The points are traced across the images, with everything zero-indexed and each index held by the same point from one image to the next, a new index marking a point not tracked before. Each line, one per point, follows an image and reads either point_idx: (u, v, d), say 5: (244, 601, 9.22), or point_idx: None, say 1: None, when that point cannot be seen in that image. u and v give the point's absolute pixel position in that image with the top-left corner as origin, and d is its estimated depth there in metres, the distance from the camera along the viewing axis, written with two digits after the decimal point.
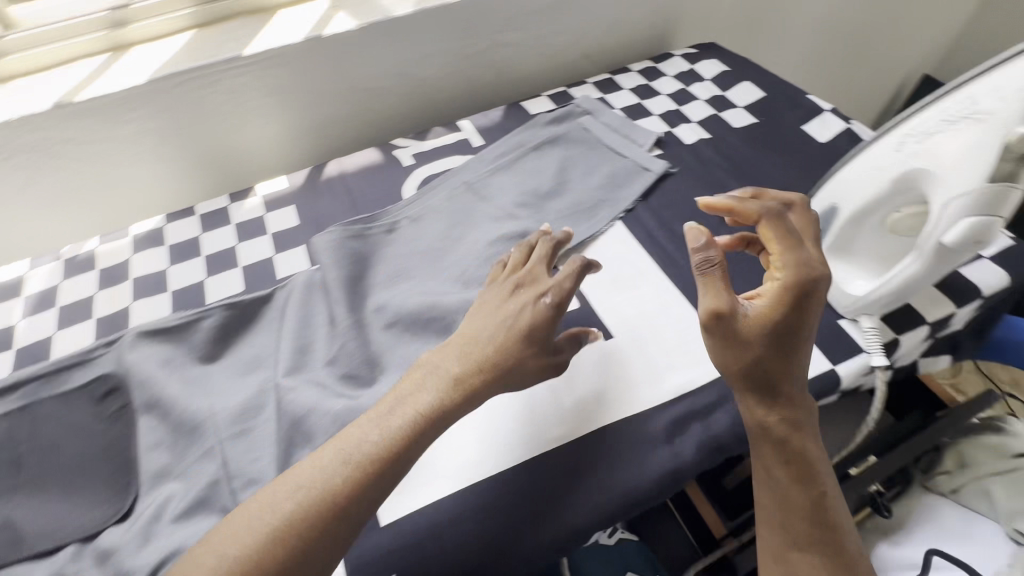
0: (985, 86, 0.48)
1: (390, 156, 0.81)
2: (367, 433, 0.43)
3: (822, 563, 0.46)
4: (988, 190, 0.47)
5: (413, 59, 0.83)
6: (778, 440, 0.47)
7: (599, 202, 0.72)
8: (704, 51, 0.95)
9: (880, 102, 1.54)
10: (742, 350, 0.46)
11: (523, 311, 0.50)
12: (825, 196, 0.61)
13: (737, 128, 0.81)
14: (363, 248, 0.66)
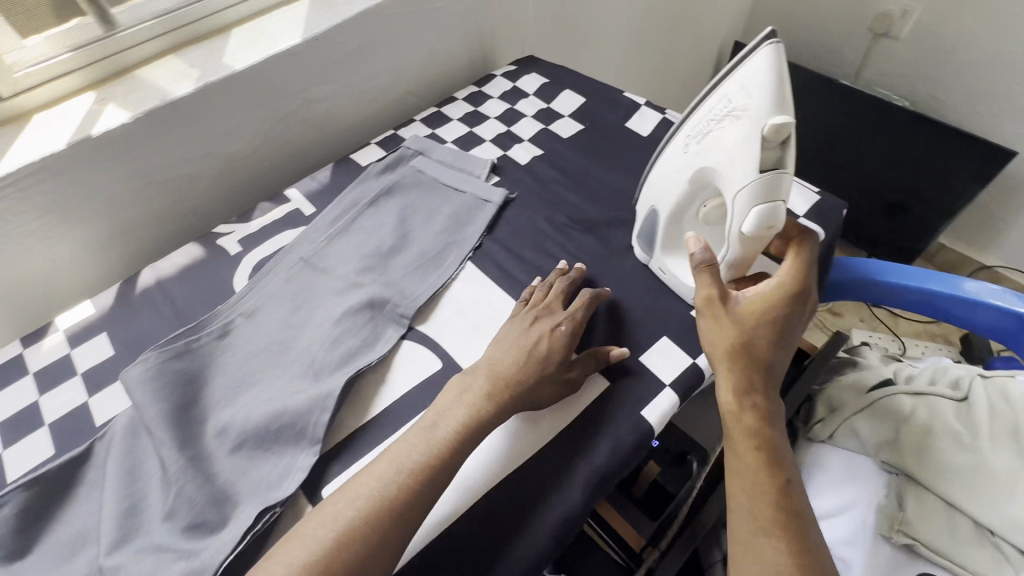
0: (735, 83, 0.52)
1: (214, 247, 0.73)
2: (413, 449, 0.47)
3: (787, 554, 0.43)
4: (761, 179, 0.50)
5: (214, 137, 0.76)
6: (749, 425, 0.48)
7: (445, 246, 0.69)
8: (523, 65, 0.95)
9: (707, 72, 1.66)
10: (731, 326, 0.51)
11: (544, 336, 0.54)
12: (647, 199, 0.64)
13: (566, 138, 0.82)
14: (191, 366, 0.58)
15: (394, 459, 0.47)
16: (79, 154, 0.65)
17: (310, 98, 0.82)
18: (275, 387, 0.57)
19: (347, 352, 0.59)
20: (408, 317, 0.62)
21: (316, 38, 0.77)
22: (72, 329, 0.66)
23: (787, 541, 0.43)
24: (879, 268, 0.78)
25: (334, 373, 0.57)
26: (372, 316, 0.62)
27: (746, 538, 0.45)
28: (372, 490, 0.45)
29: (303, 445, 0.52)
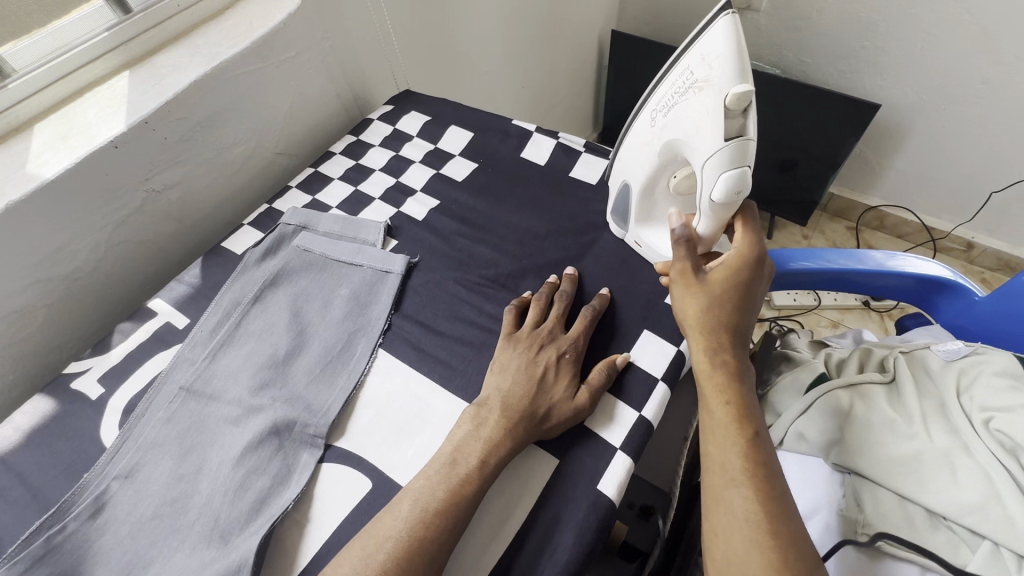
0: (696, 54, 0.46)
1: (69, 395, 0.60)
2: (437, 485, 0.46)
3: (757, 505, 0.41)
4: (726, 152, 0.45)
5: (40, 260, 0.62)
6: (718, 383, 0.48)
7: (351, 336, 0.61)
8: (399, 104, 0.88)
9: (591, 65, 1.66)
10: (698, 295, 0.52)
11: (548, 364, 0.54)
12: (619, 172, 0.60)
13: (461, 182, 0.76)
14: (56, 572, 0.47)
15: (410, 498, 0.46)
16: None
17: (155, 187, 0.70)
18: (170, 567, 0.47)
19: (256, 499, 0.50)
20: (323, 436, 0.54)
21: (145, 120, 0.65)
22: None
23: (759, 492, 0.42)
24: (790, 256, 0.80)
25: (245, 531, 0.48)
26: (279, 443, 0.54)
27: (717, 492, 0.44)
28: (398, 523, 0.44)
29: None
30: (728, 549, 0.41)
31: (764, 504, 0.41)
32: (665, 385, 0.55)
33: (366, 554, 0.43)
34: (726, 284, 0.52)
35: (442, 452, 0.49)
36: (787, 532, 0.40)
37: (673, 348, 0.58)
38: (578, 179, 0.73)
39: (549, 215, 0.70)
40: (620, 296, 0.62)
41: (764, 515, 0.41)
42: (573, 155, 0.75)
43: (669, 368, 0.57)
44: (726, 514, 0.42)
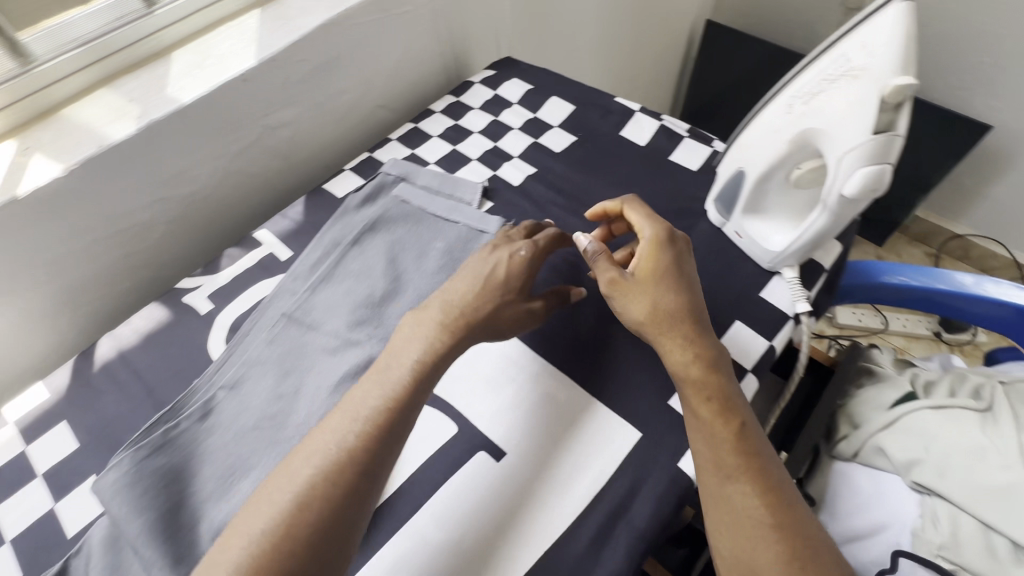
0: (855, 42, 0.45)
1: (181, 306, 0.65)
2: (371, 395, 0.47)
3: (756, 499, 0.42)
4: (873, 142, 0.44)
5: (165, 179, 0.67)
6: (698, 377, 0.47)
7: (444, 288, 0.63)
8: (502, 70, 0.88)
9: (679, 52, 1.61)
10: (639, 296, 0.51)
11: (502, 264, 0.55)
12: (732, 160, 0.59)
13: (559, 153, 0.76)
14: (173, 462, 0.51)
15: (288, 480, 0.42)
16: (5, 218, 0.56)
17: (271, 124, 0.73)
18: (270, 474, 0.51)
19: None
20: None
21: (273, 58, 0.68)
22: (24, 421, 0.58)
23: (759, 481, 0.43)
24: (883, 268, 0.78)
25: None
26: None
27: (715, 491, 0.44)
28: (283, 498, 0.41)
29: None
30: (740, 546, 0.42)
31: (765, 492, 0.43)
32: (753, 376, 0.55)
33: (264, 526, 0.40)
34: (661, 275, 0.52)
35: (323, 429, 0.45)
36: (791, 515, 0.42)
37: (764, 343, 0.57)
38: (678, 163, 0.73)
39: (646, 195, 0.70)
40: (713, 284, 0.62)
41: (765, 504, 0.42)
42: (676, 139, 0.74)
43: (759, 361, 0.56)
44: (731, 513, 0.43)
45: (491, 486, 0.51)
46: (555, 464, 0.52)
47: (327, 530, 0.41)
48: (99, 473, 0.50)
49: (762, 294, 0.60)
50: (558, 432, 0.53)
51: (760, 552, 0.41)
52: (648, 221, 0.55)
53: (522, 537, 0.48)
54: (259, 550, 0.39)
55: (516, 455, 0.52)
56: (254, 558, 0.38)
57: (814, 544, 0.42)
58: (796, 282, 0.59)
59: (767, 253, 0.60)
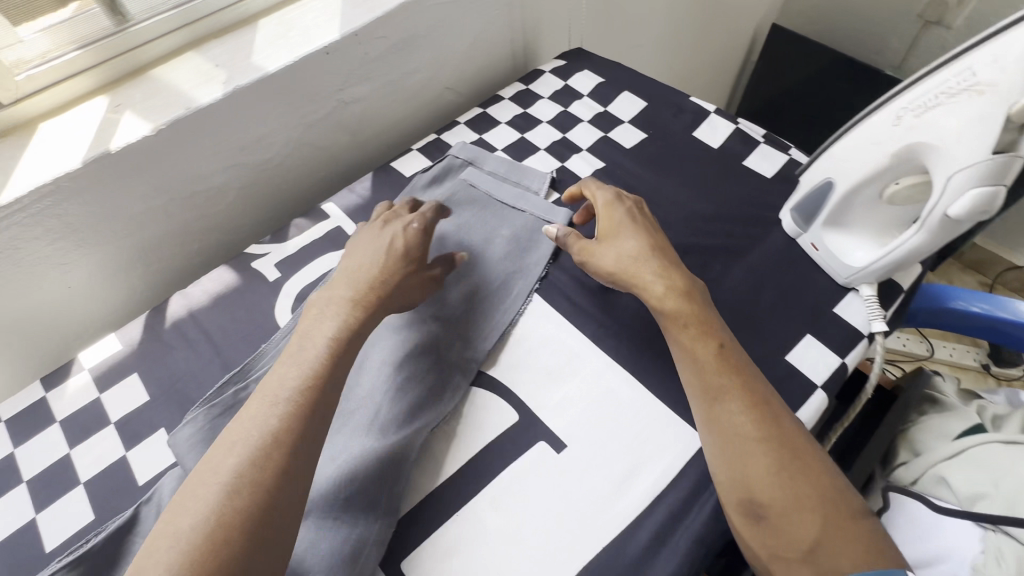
0: (982, 56, 0.43)
1: (249, 272, 0.66)
2: (288, 375, 0.48)
3: (747, 413, 0.46)
4: (990, 163, 0.42)
5: (242, 146, 0.68)
6: (676, 308, 0.52)
7: (508, 275, 0.64)
8: (572, 60, 0.87)
9: (739, 55, 1.57)
10: (610, 249, 0.57)
11: (398, 237, 0.58)
12: (820, 168, 0.57)
13: (629, 149, 0.75)
14: None
15: (217, 475, 0.42)
16: (95, 171, 0.58)
17: (345, 99, 0.74)
18: (334, 443, 0.52)
19: (414, 405, 0.54)
20: (477, 362, 0.57)
21: (355, 33, 0.68)
22: (97, 369, 0.59)
23: (745, 399, 0.47)
24: (956, 294, 0.75)
25: (404, 432, 0.53)
26: (437, 358, 0.57)
27: (710, 413, 0.48)
28: (214, 494, 0.41)
29: (375, 515, 0.48)
30: (736, 463, 0.45)
31: (753, 410, 0.46)
32: (823, 392, 0.54)
33: (199, 520, 0.40)
34: (626, 225, 0.59)
35: (248, 416, 0.46)
36: (784, 429, 0.46)
37: (836, 360, 0.56)
38: (752, 169, 0.71)
39: (718, 199, 0.69)
40: (785, 295, 0.60)
41: (757, 417, 0.46)
42: (751, 144, 0.73)
43: (829, 377, 0.55)
44: (722, 432, 0.46)
45: (551, 477, 0.51)
46: (615, 461, 0.51)
47: (265, 518, 0.41)
48: (174, 427, 0.52)
49: (836, 309, 0.59)
50: (620, 430, 0.53)
51: (754, 465, 0.44)
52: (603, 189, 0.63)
53: (579, 529, 0.48)
54: (197, 546, 0.38)
55: (577, 449, 0.52)
56: (195, 556, 0.38)
57: (807, 454, 0.45)
58: (873, 300, 0.58)
59: (846, 268, 0.58)
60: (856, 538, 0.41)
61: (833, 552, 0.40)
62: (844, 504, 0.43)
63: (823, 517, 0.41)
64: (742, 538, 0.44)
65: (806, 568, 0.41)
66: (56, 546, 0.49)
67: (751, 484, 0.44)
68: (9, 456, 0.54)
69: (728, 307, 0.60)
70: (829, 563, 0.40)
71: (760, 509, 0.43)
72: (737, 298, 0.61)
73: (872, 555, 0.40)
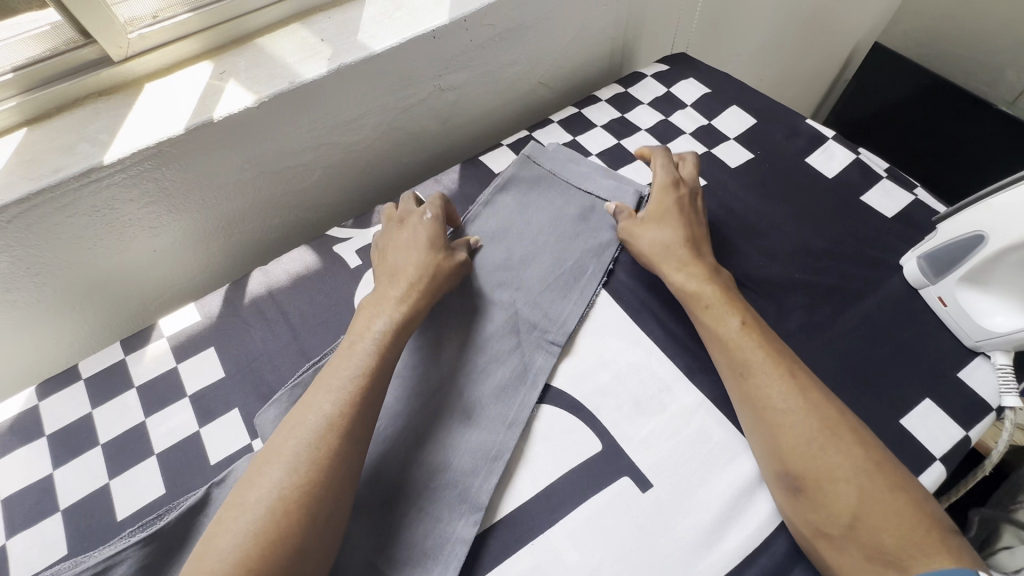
0: None
1: (331, 256, 0.64)
2: (349, 365, 0.48)
3: (780, 385, 0.48)
4: None
5: (335, 125, 0.66)
6: (699, 290, 0.55)
7: (585, 262, 0.62)
8: (676, 66, 0.82)
9: (832, 73, 1.47)
10: (648, 231, 0.59)
11: (419, 232, 0.58)
12: (968, 219, 0.52)
13: (734, 169, 0.70)
14: None
15: (259, 486, 0.41)
16: (196, 139, 0.56)
17: (441, 86, 0.71)
18: (422, 427, 0.52)
19: (498, 385, 0.54)
20: (559, 345, 0.56)
21: (464, 18, 0.65)
22: (175, 338, 0.59)
23: (774, 374, 0.48)
24: None
25: (489, 418, 0.52)
26: (518, 339, 0.57)
27: (745, 389, 0.49)
28: (258, 504, 0.40)
29: (462, 512, 0.48)
30: (769, 437, 0.47)
31: (783, 383, 0.48)
32: (943, 466, 0.49)
33: (239, 534, 0.39)
34: (668, 210, 0.60)
35: (304, 404, 0.46)
36: (818, 403, 0.46)
37: (958, 431, 0.51)
38: (871, 206, 0.65)
39: (832, 235, 0.63)
40: (903, 350, 0.55)
41: (790, 387, 0.47)
42: (871, 178, 0.67)
43: (950, 450, 0.50)
44: (756, 408, 0.48)
45: (634, 518, 0.47)
46: (705, 509, 0.48)
47: (329, 506, 0.41)
48: (257, 413, 0.51)
49: (961, 374, 0.53)
50: (713, 475, 0.49)
51: (787, 437, 0.46)
52: (664, 167, 0.63)
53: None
54: (238, 560, 0.37)
55: (665, 490, 0.49)
56: (261, 532, 0.39)
57: (841, 426, 0.45)
58: (1007, 368, 0.52)
59: (981, 331, 0.52)
60: (899, 511, 0.41)
61: (874, 526, 0.41)
62: (883, 475, 0.43)
63: (862, 488, 0.42)
64: (784, 510, 0.46)
65: (846, 538, 0.42)
66: (127, 515, 0.49)
67: (786, 456, 0.45)
68: (86, 416, 0.55)
69: (838, 356, 0.55)
70: (870, 534, 0.41)
71: (799, 483, 0.44)
72: (850, 346, 0.56)
73: (916, 526, 0.40)
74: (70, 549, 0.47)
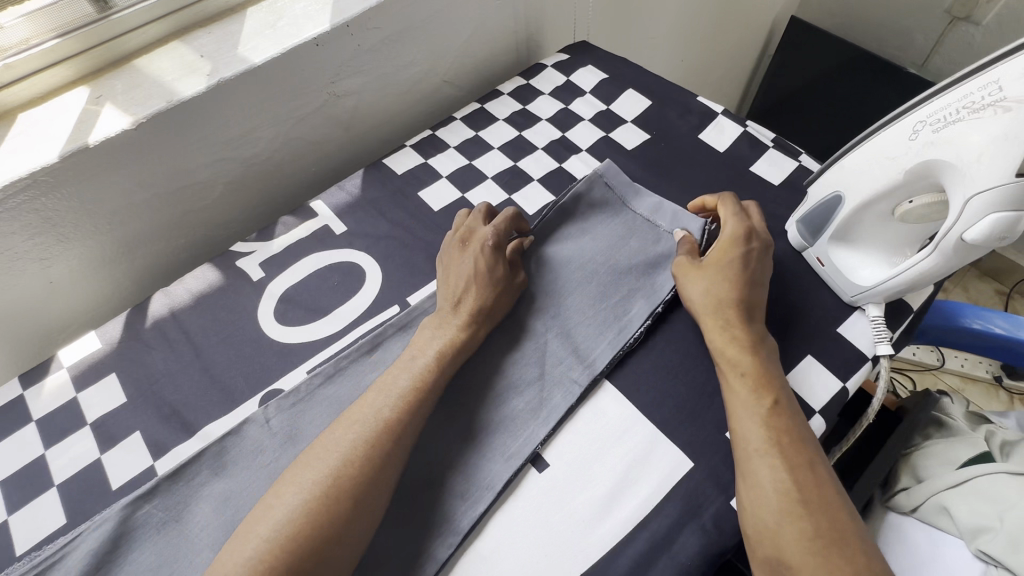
0: (1019, 66, 0.42)
1: (233, 270, 0.64)
2: (403, 375, 0.51)
3: (786, 477, 0.43)
4: (1016, 184, 0.41)
5: (230, 140, 0.66)
6: (731, 362, 0.49)
7: (630, 290, 0.59)
8: (576, 55, 0.83)
9: (756, 50, 1.51)
10: (700, 276, 0.53)
11: (480, 258, 0.56)
12: (826, 183, 0.55)
13: (631, 151, 0.72)
14: (292, 420, 0.53)
15: (313, 468, 0.45)
16: (73, 166, 0.56)
17: (337, 93, 0.71)
18: (439, 437, 0.51)
19: (525, 429, 0.51)
20: (581, 386, 0.53)
21: (347, 24, 0.66)
22: (75, 368, 0.58)
23: (787, 461, 0.44)
24: (958, 308, 0.70)
25: (506, 450, 0.50)
26: (542, 371, 0.55)
27: (749, 464, 0.45)
28: (308, 482, 0.44)
29: (441, 533, 0.47)
30: (767, 521, 0.42)
31: (795, 473, 0.43)
32: (819, 418, 0.51)
33: (283, 515, 0.42)
34: (731, 266, 0.53)
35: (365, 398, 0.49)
36: (827, 501, 0.42)
37: (837, 384, 0.53)
38: (759, 176, 0.68)
39: None
40: (788, 311, 0.57)
41: (797, 480, 0.43)
42: (759, 149, 0.69)
43: (828, 402, 0.52)
44: (755, 488, 0.44)
45: (532, 500, 0.49)
46: (599, 483, 0.49)
47: (361, 500, 0.44)
48: (263, 406, 0.54)
49: (840, 329, 0.56)
50: (607, 451, 0.51)
51: (786, 527, 0.41)
52: (733, 217, 0.56)
53: (561, 552, 0.46)
54: (288, 535, 0.41)
55: (561, 469, 0.50)
56: (305, 509, 0.42)
57: (845, 531, 0.41)
58: (879, 319, 0.55)
59: (853, 287, 0.55)
60: None
61: None
62: None
63: None
64: None
65: None
66: (25, 549, 0.49)
67: (781, 543, 0.41)
68: None
69: None
70: None
71: None
72: None
73: None
74: None
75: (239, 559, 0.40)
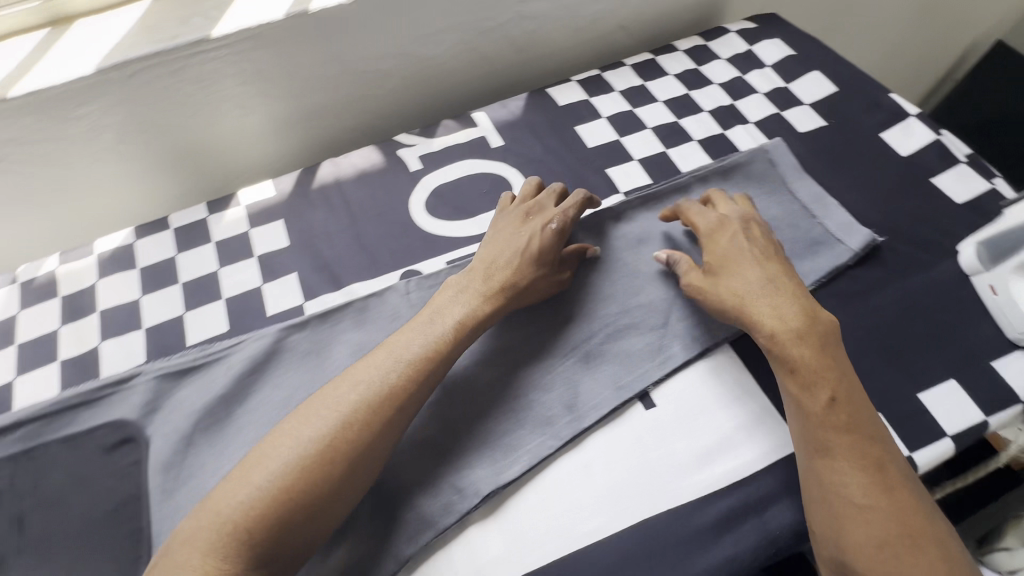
0: None
1: (395, 158, 0.69)
2: (473, 286, 0.53)
3: (854, 478, 0.42)
4: None
5: (418, 37, 0.70)
6: (783, 355, 0.47)
7: None
8: (764, 26, 0.80)
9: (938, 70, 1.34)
10: (724, 277, 0.52)
11: (535, 239, 0.55)
12: None
13: (802, 134, 0.69)
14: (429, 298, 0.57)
15: (412, 338, 0.49)
16: (291, 28, 0.62)
17: (522, 14, 0.73)
18: (560, 350, 0.54)
19: (631, 363, 0.53)
20: (702, 344, 0.53)
21: None
22: (251, 208, 0.66)
23: (855, 461, 0.42)
24: None
25: (621, 381, 0.52)
26: (666, 318, 0.55)
27: (812, 464, 0.44)
28: (306, 438, 0.43)
29: (543, 432, 0.50)
30: (834, 520, 0.42)
31: (864, 474, 0.42)
32: (951, 443, 0.49)
33: (370, 377, 0.46)
34: (731, 255, 0.53)
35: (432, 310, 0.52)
36: (899, 499, 0.41)
37: (978, 415, 0.50)
38: (941, 189, 0.63)
39: (891, 211, 0.62)
40: (939, 331, 0.54)
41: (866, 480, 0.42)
42: (948, 162, 0.64)
43: (962, 431, 0.49)
44: (821, 486, 0.43)
45: (633, 431, 0.51)
46: (703, 435, 0.50)
47: (365, 455, 0.44)
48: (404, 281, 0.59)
49: (995, 363, 0.52)
50: (716, 408, 0.51)
51: (854, 525, 0.41)
52: (711, 216, 0.56)
53: (654, 486, 0.48)
54: (351, 408, 0.44)
55: (666, 411, 0.51)
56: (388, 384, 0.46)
57: (921, 532, 0.40)
58: None
59: None
60: None
61: None
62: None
63: None
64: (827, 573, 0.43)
65: None
66: (193, 342, 0.57)
67: (848, 542, 0.41)
68: (171, 258, 0.63)
69: (870, 328, 0.55)
70: None
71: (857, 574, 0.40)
72: (885, 317, 0.55)
73: None
74: (151, 357, 0.56)
75: (238, 497, 0.41)
